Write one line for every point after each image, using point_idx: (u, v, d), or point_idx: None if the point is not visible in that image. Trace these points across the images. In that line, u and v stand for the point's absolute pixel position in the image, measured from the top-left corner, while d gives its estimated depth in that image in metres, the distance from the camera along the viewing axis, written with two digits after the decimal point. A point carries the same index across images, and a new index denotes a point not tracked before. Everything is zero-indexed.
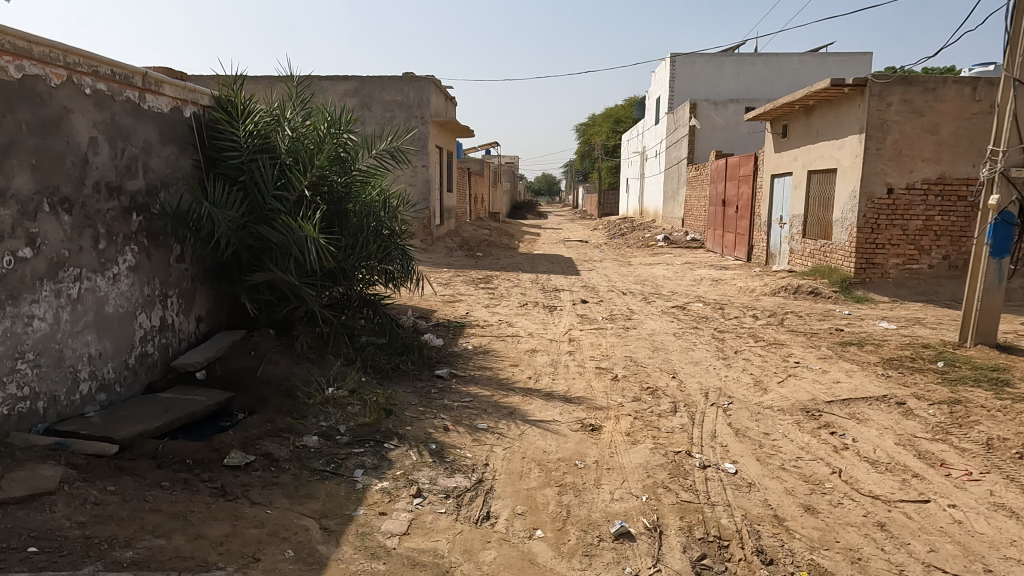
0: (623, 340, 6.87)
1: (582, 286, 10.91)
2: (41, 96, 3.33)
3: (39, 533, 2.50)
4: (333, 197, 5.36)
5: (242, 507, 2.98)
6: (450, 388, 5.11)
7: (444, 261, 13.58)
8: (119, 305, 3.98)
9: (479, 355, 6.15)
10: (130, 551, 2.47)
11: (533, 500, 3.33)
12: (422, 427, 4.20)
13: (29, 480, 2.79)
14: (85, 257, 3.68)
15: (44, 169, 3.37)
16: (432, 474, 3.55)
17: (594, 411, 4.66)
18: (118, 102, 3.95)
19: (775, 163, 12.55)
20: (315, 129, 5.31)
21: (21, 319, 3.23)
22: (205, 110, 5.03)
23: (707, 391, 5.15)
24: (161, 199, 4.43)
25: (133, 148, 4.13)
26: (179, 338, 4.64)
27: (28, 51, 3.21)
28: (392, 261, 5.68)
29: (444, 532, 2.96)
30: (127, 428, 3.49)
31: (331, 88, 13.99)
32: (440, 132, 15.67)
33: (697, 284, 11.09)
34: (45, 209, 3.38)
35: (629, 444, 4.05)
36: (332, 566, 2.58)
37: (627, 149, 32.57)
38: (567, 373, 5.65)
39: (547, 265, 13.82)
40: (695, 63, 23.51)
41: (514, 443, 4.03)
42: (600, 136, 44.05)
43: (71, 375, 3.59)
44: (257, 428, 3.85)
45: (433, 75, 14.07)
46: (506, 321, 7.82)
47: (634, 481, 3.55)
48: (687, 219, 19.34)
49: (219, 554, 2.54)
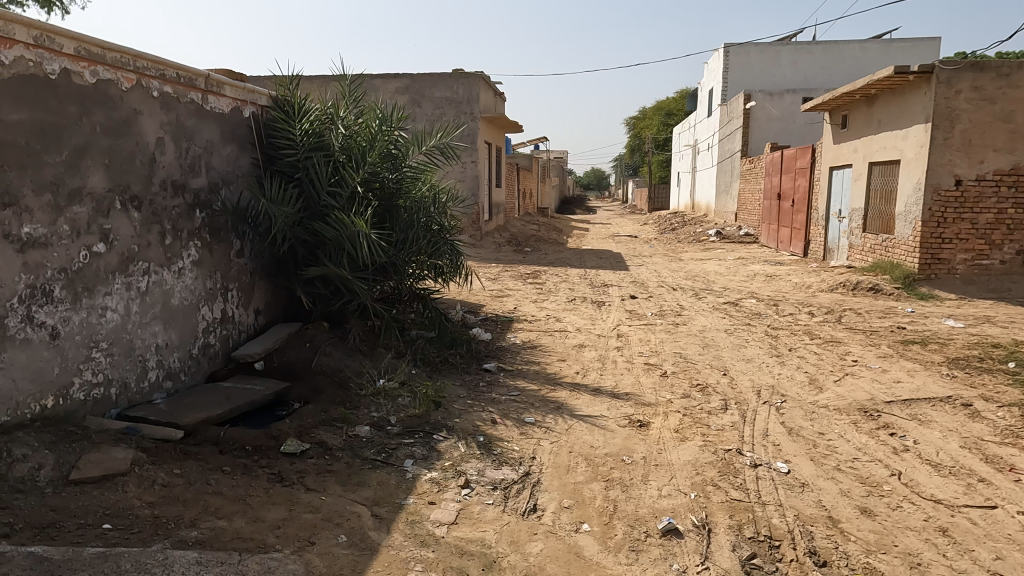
0: (672, 336, 6.78)
1: (631, 281, 10.78)
2: (114, 99, 3.53)
3: (113, 511, 2.66)
4: (384, 193, 5.47)
5: (298, 493, 3.10)
6: (498, 382, 5.16)
7: (493, 257, 13.64)
8: (184, 297, 4.18)
9: (528, 350, 6.20)
10: (195, 531, 2.60)
11: (580, 494, 3.34)
12: (470, 420, 4.26)
13: (104, 461, 2.95)
14: (153, 252, 3.88)
15: (116, 168, 3.57)
16: (480, 465, 3.60)
17: (643, 407, 4.63)
18: (183, 104, 4.14)
19: (833, 155, 12.11)
20: (367, 126, 5.40)
21: (95, 311, 3.44)
22: (263, 110, 5.20)
23: (759, 389, 5.04)
24: (222, 196, 4.61)
25: (197, 147, 4.31)
26: (239, 330, 4.84)
27: (101, 57, 3.42)
28: (441, 256, 5.77)
29: (492, 523, 3.00)
30: (191, 415, 3.65)
31: (382, 87, 14.25)
32: (489, 129, 15.75)
33: (750, 280, 10.81)
34: (117, 206, 3.58)
35: (678, 441, 4.01)
36: (383, 552, 2.66)
37: (677, 142, 32.02)
38: (615, 368, 5.63)
39: (596, 261, 13.69)
40: (750, 53, 22.96)
41: (561, 437, 4.05)
42: (650, 130, 43.45)
43: (140, 364, 3.79)
44: (312, 417, 3.99)
45: (482, 71, 14.16)
46: (554, 316, 7.82)
47: (682, 478, 3.52)
48: (740, 214, 18.89)
49: (277, 537, 2.65)
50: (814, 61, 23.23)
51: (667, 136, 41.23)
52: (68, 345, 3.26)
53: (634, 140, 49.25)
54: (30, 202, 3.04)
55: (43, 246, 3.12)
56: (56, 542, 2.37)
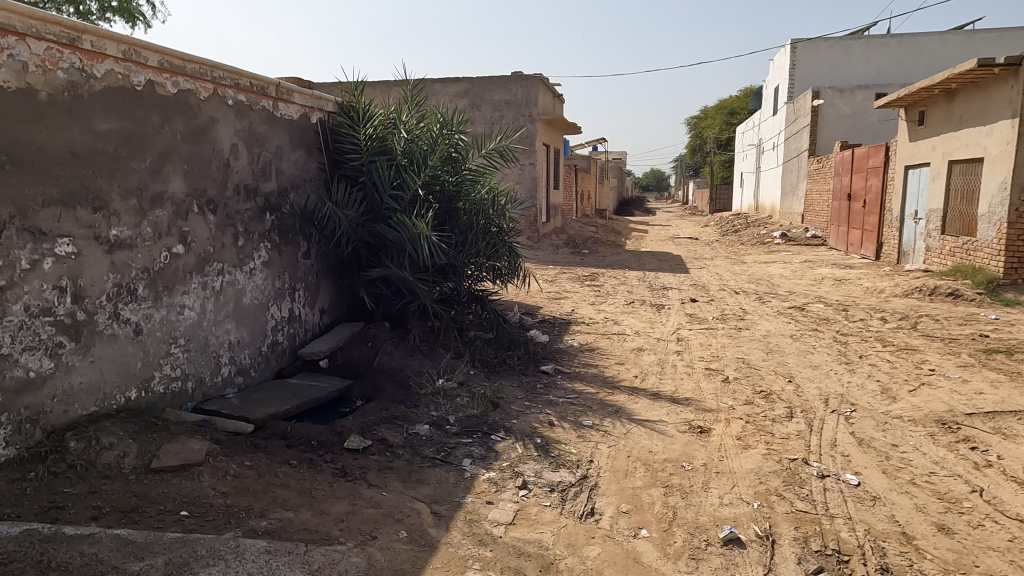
0: (734, 341, 6.62)
1: (691, 284, 10.57)
2: (193, 108, 3.72)
3: (190, 499, 2.80)
4: (444, 196, 5.54)
5: (360, 488, 3.19)
6: (556, 384, 5.16)
7: (550, 259, 13.64)
8: (254, 297, 4.36)
9: (585, 352, 6.17)
10: (264, 521, 2.71)
11: (638, 499, 3.30)
12: (527, 421, 4.27)
13: (182, 452, 3.12)
14: (227, 253, 4.07)
15: (195, 173, 3.76)
16: (537, 467, 3.61)
17: (703, 413, 4.54)
18: (255, 112, 4.33)
19: (909, 153, 11.55)
20: (428, 130, 5.50)
21: (174, 309, 3.64)
22: (330, 116, 5.37)
23: (827, 397, 4.85)
24: (290, 199, 4.79)
25: (268, 153, 4.49)
26: (305, 329, 5.01)
27: (182, 68, 3.61)
28: (500, 257, 5.82)
29: (549, 524, 3.01)
30: (260, 410, 3.81)
31: (442, 91, 14.44)
32: (547, 131, 15.76)
33: (818, 284, 10.42)
34: (194, 210, 3.78)
35: (740, 449, 3.91)
36: (442, 549, 2.70)
37: (740, 142, 31.20)
38: (674, 373, 5.53)
39: (656, 263, 13.48)
40: (819, 49, 22.13)
41: (619, 442, 4.01)
42: (712, 130, 42.52)
43: (214, 360, 3.98)
44: (373, 415, 4.10)
45: (541, 73, 14.20)
46: (612, 319, 7.75)
47: (744, 487, 3.43)
48: (807, 215, 18.24)
49: (341, 530, 2.73)
50: (888, 55, 22.21)
51: (729, 136, 40.23)
52: (150, 340, 3.47)
53: (695, 140, 48.28)
54: (118, 206, 3.24)
55: (129, 247, 3.32)
56: (139, 526, 2.52)
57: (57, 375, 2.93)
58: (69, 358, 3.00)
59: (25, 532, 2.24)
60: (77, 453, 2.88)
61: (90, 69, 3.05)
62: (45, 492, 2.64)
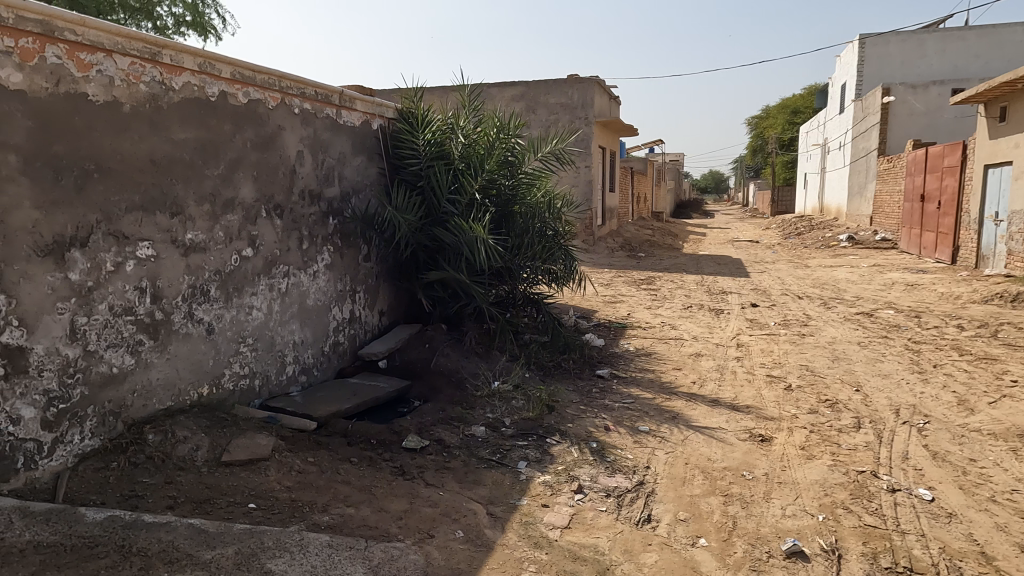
0: (797, 347, 6.40)
1: (752, 289, 10.29)
2: (262, 117, 3.88)
3: (257, 492, 2.92)
4: (501, 200, 5.58)
5: (418, 487, 3.25)
6: (612, 389, 5.11)
7: (606, 262, 13.52)
8: (318, 298, 4.51)
9: (642, 357, 6.09)
10: (326, 516, 2.80)
11: (697, 508, 3.24)
12: (583, 425, 4.25)
13: (250, 447, 3.24)
14: (293, 256, 4.23)
15: (263, 179, 3.92)
16: (593, 471, 3.59)
17: (765, 421, 4.41)
18: (319, 119, 4.47)
19: (988, 151, 10.94)
20: (485, 134, 5.55)
21: (243, 309, 3.80)
22: (390, 123, 5.49)
23: (898, 407, 4.64)
24: (352, 204, 4.93)
25: (331, 159, 4.64)
26: (365, 330, 5.15)
27: (253, 79, 3.77)
28: (555, 261, 5.83)
29: (605, 530, 2.99)
30: (322, 408, 3.93)
31: (498, 95, 14.52)
32: (603, 133, 15.68)
33: (888, 289, 9.97)
34: (263, 215, 3.94)
35: (804, 459, 3.78)
36: (498, 550, 2.72)
37: (804, 143, 30.20)
38: (734, 379, 5.40)
39: (715, 267, 13.18)
40: (890, 43, 21.22)
41: (677, 448, 3.95)
42: (774, 130, 41.30)
43: (280, 359, 4.13)
44: (431, 416, 4.17)
45: (597, 75, 14.13)
46: (670, 323, 7.62)
47: (808, 498, 3.31)
48: (876, 218, 17.47)
49: (399, 527, 2.79)
50: (966, 49, 21.10)
51: (792, 136, 38.99)
52: (221, 339, 3.63)
53: (756, 140, 47.00)
54: (193, 211, 3.41)
55: (202, 250, 3.48)
56: (211, 517, 2.64)
57: (137, 371, 3.11)
58: (148, 355, 3.17)
59: (108, 518, 2.37)
60: (155, 444, 3.05)
61: (169, 82, 3.22)
62: (126, 481, 2.80)
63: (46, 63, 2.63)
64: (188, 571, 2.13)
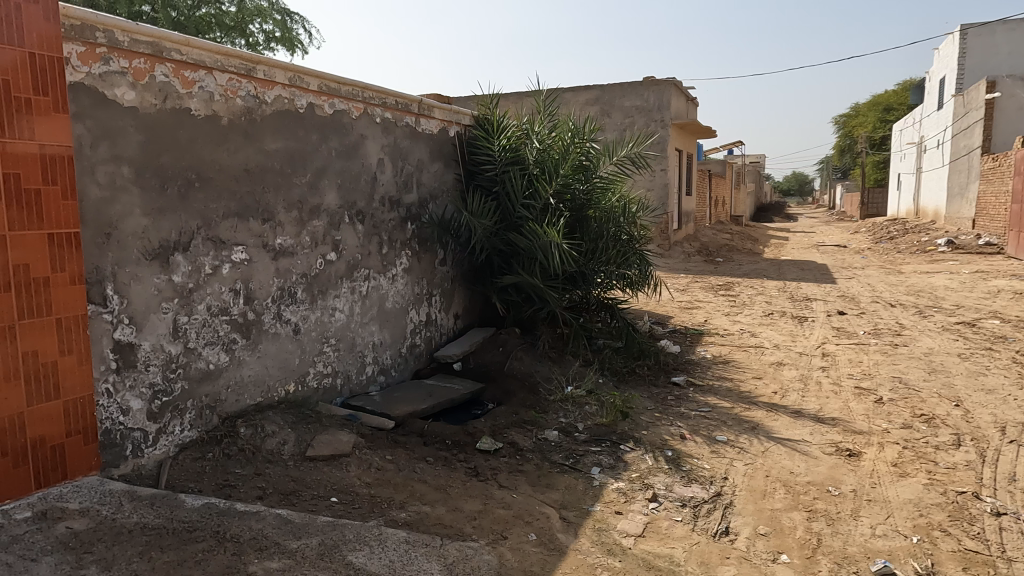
0: (889, 358, 6.05)
1: (839, 296, 9.80)
2: (346, 127, 4.05)
3: (339, 487, 3.04)
4: (575, 204, 5.57)
5: (492, 488, 3.29)
6: (688, 397, 5.00)
7: (682, 267, 13.23)
8: (396, 301, 4.65)
9: (720, 365, 5.92)
10: (404, 512, 2.88)
11: (778, 522, 3.12)
12: (658, 433, 4.18)
13: (333, 443, 3.38)
14: (373, 260, 4.38)
15: (347, 187, 4.08)
16: (668, 480, 3.52)
17: (852, 435, 4.20)
18: (399, 128, 4.62)
19: None
20: (560, 139, 5.56)
21: (327, 311, 3.96)
22: (467, 129, 5.59)
23: (1004, 425, 4.30)
24: (430, 210, 5.05)
25: (410, 166, 4.78)
26: (441, 332, 5.26)
27: (338, 91, 3.94)
28: (630, 266, 5.77)
29: (681, 540, 2.93)
30: (400, 408, 4.05)
31: (573, 100, 14.50)
32: (679, 135, 15.36)
33: (992, 297, 9.26)
34: (346, 221, 4.10)
35: (896, 477, 3.57)
36: (571, 555, 2.71)
37: (897, 141, 28.50)
38: (819, 391, 5.16)
39: (798, 273, 12.63)
40: (995, 33, 19.75)
41: (756, 460, 3.82)
42: (864, 128, 39.22)
43: (360, 359, 4.28)
44: (504, 419, 4.22)
45: (674, 77, 13.90)
46: (749, 331, 7.37)
47: (900, 518, 3.13)
48: (980, 220, 16.26)
49: (474, 527, 2.83)
50: None
51: (884, 134, 36.89)
52: (306, 339, 3.81)
53: (844, 140, 44.77)
54: (283, 217, 3.60)
55: (290, 255, 3.66)
56: (297, 508, 2.78)
57: (231, 368, 3.31)
58: (241, 354, 3.37)
59: (205, 505, 2.53)
60: (246, 438, 3.23)
61: (262, 96, 3.42)
62: (220, 471, 2.99)
63: (155, 81, 2.84)
64: (276, 558, 2.24)
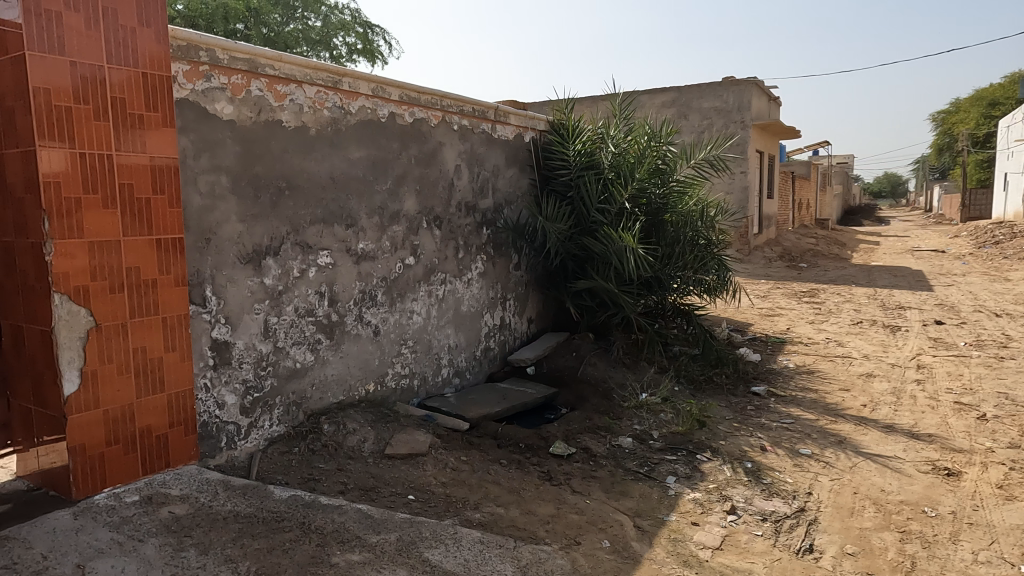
0: (994, 372, 5.61)
1: (936, 304, 9.18)
2: (425, 135, 4.16)
3: (416, 485, 3.12)
4: (651, 208, 5.49)
5: (565, 493, 3.29)
6: (769, 407, 4.82)
7: (762, 273, 12.77)
8: (471, 305, 4.73)
9: (803, 375, 5.67)
10: (478, 513, 2.92)
11: (867, 542, 2.96)
12: (737, 444, 4.05)
13: (410, 442, 3.48)
14: (450, 265, 4.48)
15: (425, 193, 4.20)
16: (747, 493, 3.41)
17: (951, 453, 3.93)
18: (476, 135, 4.71)
19: None
20: (636, 143, 5.50)
21: (405, 314, 4.08)
22: (542, 135, 5.63)
23: None
24: (505, 215, 5.11)
25: (486, 172, 4.85)
26: (514, 336, 5.31)
27: (417, 100, 4.06)
28: (708, 271, 5.62)
29: (761, 555, 2.83)
30: (474, 410, 4.12)
31: (649, 102, 14.29)
32: (761, 136, 14.86)
33: None
34: (424, 226, 4.21)
35: (1002, 500, 3.31)
36: (645, 565, 2.67)
37: (1005, 138, 26.42)
38: (913, 405, 4.85)
39: (890, 279, 11.93)
40: None
41: (843, 476, 3.64)
42: (965, 125, 36.63)
43: (436, 361, 4.38)
44: (577, 424, 4.21)
45: (755, 76, 13.48)
46: (836, 340, 7.02)
47: (1007, 545, 2.90)
48: None
49: (547, 531, 2.84)
50: None
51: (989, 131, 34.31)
52: (385, 341, 3.93)
53: (943, 138, 41.93)
54: (365, 223, 3.74)
55: (371, 259, 3.80)
56: (376, 504, 2.87)
57: (316, 367, 3.46)
58: (325, 353, 3.52)
59: (292, 497, 2.66)
60: (329, 434, 3.37)
61: (347, 107, 3.57)
62: (305, 465, 3.13)
63: (251, 96, 3.03)
64: (357, 551, 2.33)
